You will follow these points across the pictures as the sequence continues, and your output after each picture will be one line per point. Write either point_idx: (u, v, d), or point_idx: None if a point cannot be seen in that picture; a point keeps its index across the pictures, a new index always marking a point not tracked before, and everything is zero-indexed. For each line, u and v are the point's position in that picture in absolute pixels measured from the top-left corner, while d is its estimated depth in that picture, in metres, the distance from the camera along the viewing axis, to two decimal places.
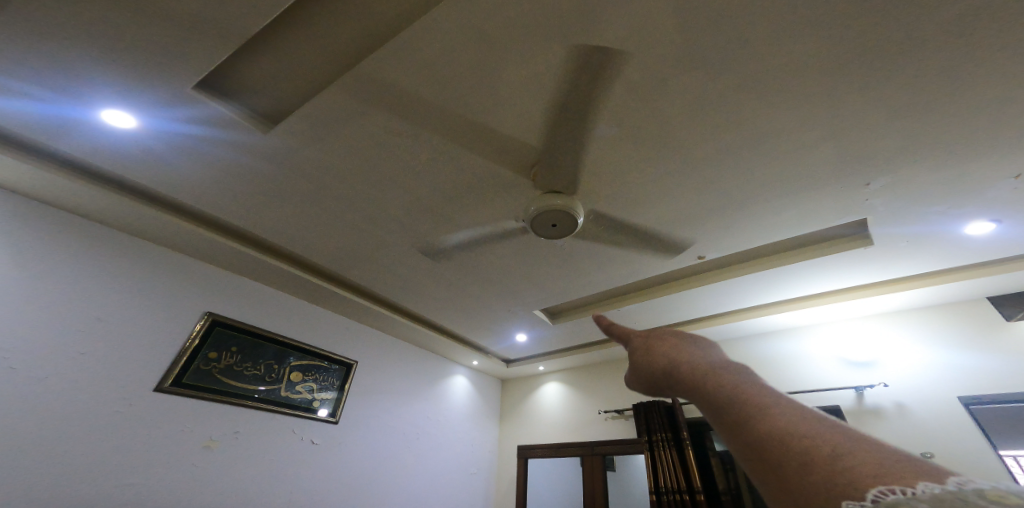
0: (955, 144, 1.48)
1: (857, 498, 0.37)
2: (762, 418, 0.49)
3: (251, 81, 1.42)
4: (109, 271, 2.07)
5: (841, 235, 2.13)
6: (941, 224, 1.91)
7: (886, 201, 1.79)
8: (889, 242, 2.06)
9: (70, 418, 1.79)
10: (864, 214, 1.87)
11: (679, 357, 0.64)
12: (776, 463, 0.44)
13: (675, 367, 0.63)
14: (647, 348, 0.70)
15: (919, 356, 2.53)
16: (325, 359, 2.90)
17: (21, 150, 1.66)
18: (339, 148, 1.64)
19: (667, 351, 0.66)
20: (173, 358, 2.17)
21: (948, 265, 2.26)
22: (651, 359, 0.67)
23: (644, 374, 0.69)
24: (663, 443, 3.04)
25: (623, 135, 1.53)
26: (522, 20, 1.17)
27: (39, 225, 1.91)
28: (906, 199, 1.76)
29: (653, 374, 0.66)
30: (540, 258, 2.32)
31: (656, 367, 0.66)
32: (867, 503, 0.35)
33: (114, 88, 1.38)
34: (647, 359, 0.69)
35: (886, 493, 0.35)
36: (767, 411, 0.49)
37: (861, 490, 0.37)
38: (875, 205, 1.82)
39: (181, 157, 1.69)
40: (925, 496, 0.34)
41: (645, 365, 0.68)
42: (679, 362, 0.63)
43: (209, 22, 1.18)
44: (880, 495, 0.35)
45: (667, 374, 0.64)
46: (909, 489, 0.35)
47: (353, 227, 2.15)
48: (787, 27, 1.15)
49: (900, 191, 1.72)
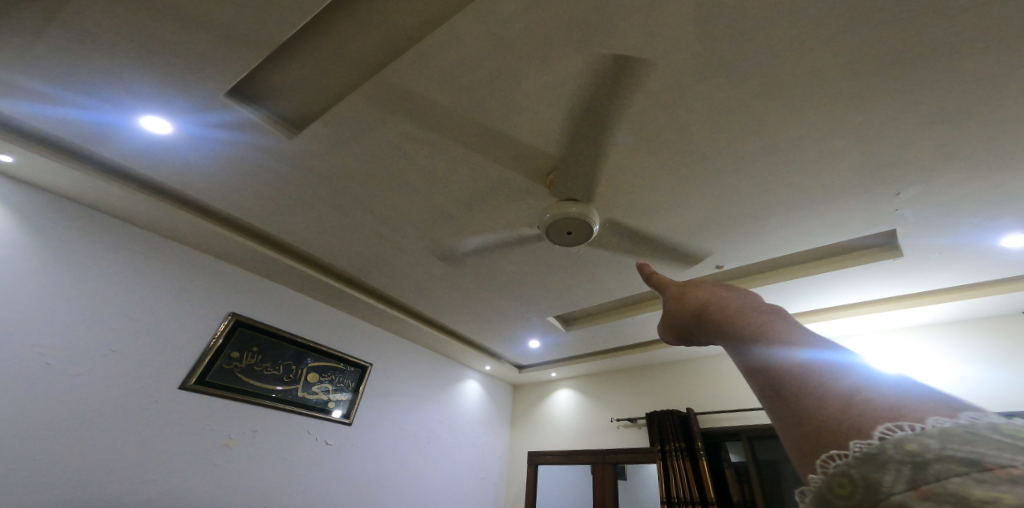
0: (988, 154, 1.47)
1: (860, 437, 0.28)
2: (772, 352, 0.37)
3: (280, 89, 1.48)
4: (140, 271, 2.15)
5: (867, 246, 2.11)
6: (973, 236, 1.89)
7: (916, 212, 1.78)
8: (918, 254, 2.03)
9: (99, 413, 1.86)
10: (893, 225, 1.86)
11: (696, 294, 0.52)
12: (782, 403, 0.34)
13: (690, 305, 0.52)
14: (672, 289, 0.57)
15: (949, 373, 2.47)
16: (341, 361, 2.96)
17: (65, 155, 1.75)
18: (363, 154, 1.70)
19: (690, 287, 0.54)
20: (198, 356, 2.24)
21: (980, 279, 2.22)
22: (674, 299, 0.56)
23: (666, 319, 0.56)
24: (676, 453, 2.99)
25: (640, 144, 1.55)
26: (545, 30, 1.21)
27: (78, 226, 2.00)
28: (938, 210, 1.75)
29: (672, 317, 0.55)
30: (556, 265, 2.34)
31: (674, 308, 0.54)
32: (874, 442, 0.27)
33: (153, 96, 1.45)
34: (670, 302, 0.57)
35: (894, 430, 0.27)
36: (779, 338, 0.38)
37: (865, 428, 0.28)
38: (905, 216, 1.81)
39: (212, 162, 1.76)
40: (939, 432, 0.26)
41: (668, 309, 0.56)
42: (695, 299, 0.51)
43: (244, 34, 1.24)
44: (887, 432, 0.27)
45: (684, 314, 0.52)
46: (922, 424, 0.27)
47: (372, 232, 2.20)
48: (804, 37, 1.16)
49: (931, 202, 1.71)
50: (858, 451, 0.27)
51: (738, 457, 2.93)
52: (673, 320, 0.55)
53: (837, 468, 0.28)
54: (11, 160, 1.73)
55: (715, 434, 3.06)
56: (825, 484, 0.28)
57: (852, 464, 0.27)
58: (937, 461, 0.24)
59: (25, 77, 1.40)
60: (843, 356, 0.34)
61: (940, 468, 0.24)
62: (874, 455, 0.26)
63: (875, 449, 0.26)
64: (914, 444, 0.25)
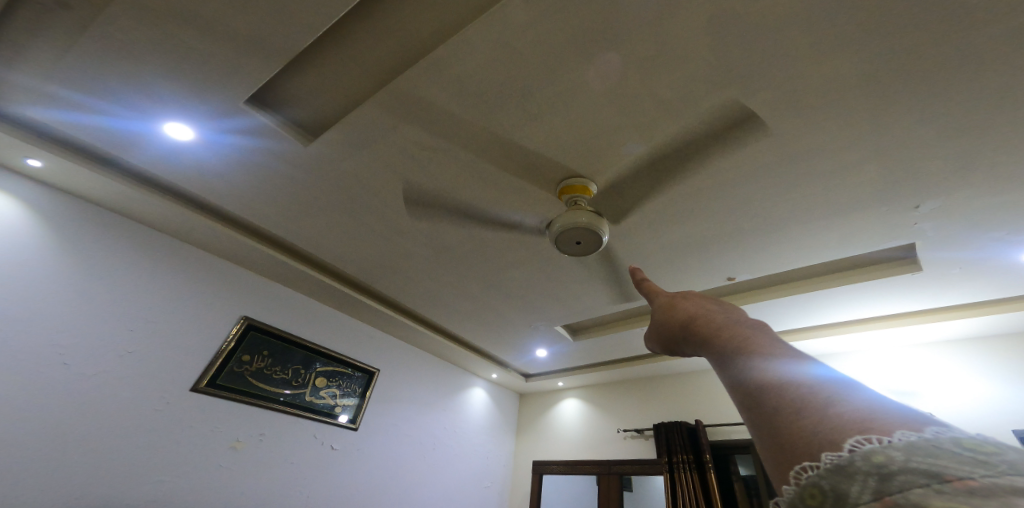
0: (1008, 167, 1.46)
1: (831, 449, 0.29)
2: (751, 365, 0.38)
3: (296, 96, 1.53)
4: (157, 273, 2.20)
5: (886, 259, 2.10)
6: (994, 252, 1.87)
7: (937, 226, 1.76)
8: (938, 268, 2.01)
9: (112, 413, 1.89)
10: (913, 238, 1.85)
11: (685, 306, 0.54)
12: (756, 411, 0.36)
13: (678, 316, 0.53)
14: (662, 300, 0.59)
15: (969, 389, 2.42)
16: (349, 366, 2.98)
17: (89, 160, 1.81)
18: (375, 162, 1.74)
19: (680, 300, 0.55)
20: (210, 359, 2.28)
21: (1004, 295, 2.19)
22: (664, 309, 0.57)
23: (655, 329, 0.58)
24: (684, 465, 2.95)
25: (651, 154, 1.57)
26: (556, 40, 1.24)
27: (98, 229, 2.05)
28: (958, 225, 1.74)
29: (661, 326, 0.56)
30: (564, 274, 2.35)
31: (663, 318, 0.56)
32: (844, 455, 0.28)
33: (176, 103, 1.50)
34: (659, 313, 0.58)
35: (863, 442, 0.28)
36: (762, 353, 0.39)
37: (836, 440, 0.29)
38: (924, 230, 1.80)
39: (231, 168, 1.81)
40: (905, 445, 0.26)
41: (656, 319, 0.58)
42: (684, 311, 0.53)
43: (266, 44, 1.29)
44: (857, 444, 0.28)
45: (672, 324, 0.54)
46: (889, 436, 0.28)
47: (383, 238, 2.24)
48: (816, 49, 1.18)
49: (950, 216, 1.70)
50: (831, 463, 0.28)
51: (747, 471, 2.89)
52: (660, 330, 0.56)
53: (809, 479, 0.28)
54: (41, 165, 1.79)
55: (724, 447, 3.03)
56: (798, 495, 0.29)
57: (823, 476, 0.28)
58: (903, 472, 0.24)
59: (58, 86, 1.46)
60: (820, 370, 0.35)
61: (904, 478, 0.24)
62: (844, 468, 0.27)
63: (846, 461, 0.27)
64: (881, 456, 0.26)
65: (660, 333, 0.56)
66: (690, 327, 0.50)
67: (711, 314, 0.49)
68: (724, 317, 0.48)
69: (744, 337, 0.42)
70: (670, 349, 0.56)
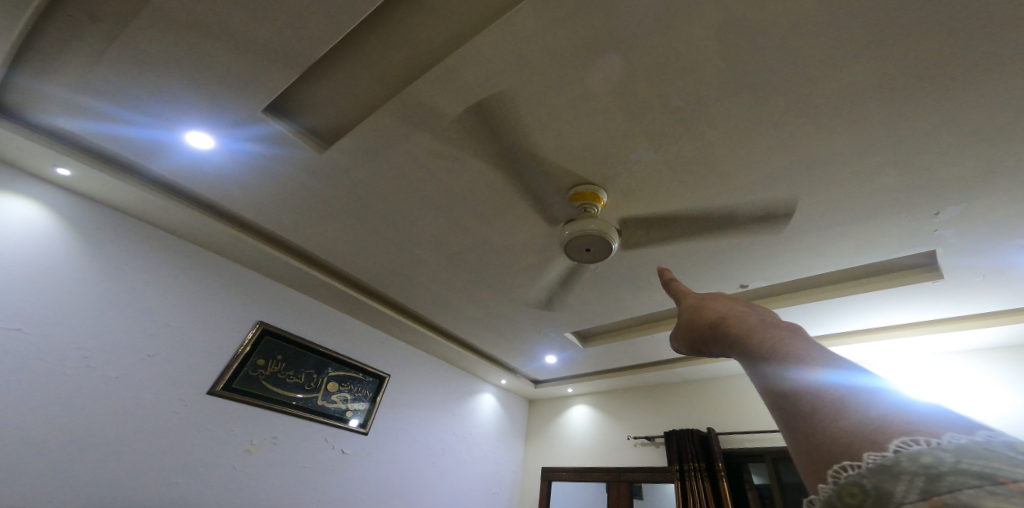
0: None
1: (874, 449, 0.30)
2: (781, 366, 0.39)
3: (311, 104, 1.56)
4: (174, 278, 2.24)
5: (904, 267, 2.07)
6: (1015, 259, 1.84)
7: (956, 233, 1.74)
8: (957, 276, 1.98)
9: (132, 413, 1.94)
10: (932, 245, 1.83)
11: (713, 307, 0.55)
12: (785, 408, 0.37)
13: (705, 317, 0.55)
14: (690, 303, 0.60)
15: (998, 400, 2.36)
16: (361, 371, 3.01)
17: (114, 167, 1.86)
18: (388, 169, 1.77)
19: (709, 301, 0.56)
20: (227, 363, 2.32)
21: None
22: (693, 311, 0.58)
23: (681, 331, 0.59)
24: (695, 474, 2.91)
25: (662, 160, 1.58)
26: (566, 47, 1.25)
27: (121, 235, 2.10)
28: (977, 232, 1.72)
29: (689, 327, 0.58)
30: (574, 281, 2.36)
31: (691, 319, 0.57)
32: (889, 455, 0.28)
33: (198, 112, 1.54)
34: (687, 314, 0.59)
35: (909, 443, 0.29)
36: (794, 355, 0.40)
37: (880, 441, 0.30)
38: (944, 237, 1.77)
39: (249, 176, 1.86)
40: (955, 447, 0.27)
41: (684, 320, 0.59)
42: (713, 312, 0.54)
43: (286, 55, 1.32)
44: (903, 445, 0.29)
45: (700, 325, 0.55)
46: (937, 439, 0.28)
47: (395, 244, 2.27)
48: (829, 54, 1.19)
49: (970, 222, 1.68)
50: (873, 462, 0.29)
51: (761, 479, 2.84)
52: (688, 330, 0.57)
53: (848, 478, 0.29)
54: (70, 173, 1.85)
55: (738, 455, 2.97)
56: (835, 493, 0.30)
57: (864, 475, 0.28)
58: (952, 473, 0.25)
59: (89, 96, 1.52)
60: (862, 377, 0.35)
61: (953, 479, 0.25)
62: (889, 467, 0.28)
63: (891, 461, 0.28)
64: (928, 457, 0.27)
65: (689, 330, 0.57)
66: (720, 329, 0.51)
67: (740, 314, 0.50)
68: (754, 318, 0.48)
69: (774, 337, 0.43)
70: (698, 349, 0.57)
